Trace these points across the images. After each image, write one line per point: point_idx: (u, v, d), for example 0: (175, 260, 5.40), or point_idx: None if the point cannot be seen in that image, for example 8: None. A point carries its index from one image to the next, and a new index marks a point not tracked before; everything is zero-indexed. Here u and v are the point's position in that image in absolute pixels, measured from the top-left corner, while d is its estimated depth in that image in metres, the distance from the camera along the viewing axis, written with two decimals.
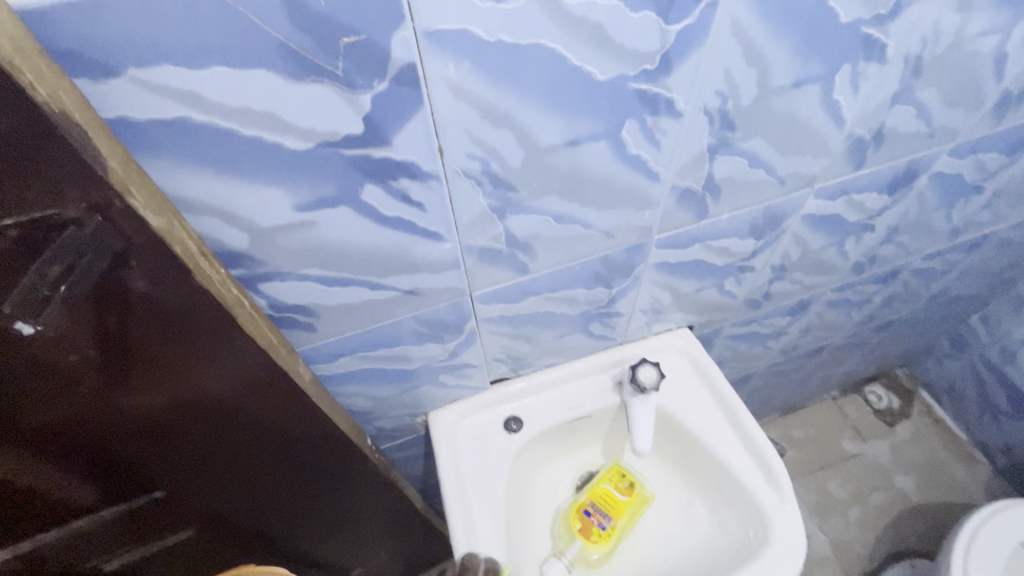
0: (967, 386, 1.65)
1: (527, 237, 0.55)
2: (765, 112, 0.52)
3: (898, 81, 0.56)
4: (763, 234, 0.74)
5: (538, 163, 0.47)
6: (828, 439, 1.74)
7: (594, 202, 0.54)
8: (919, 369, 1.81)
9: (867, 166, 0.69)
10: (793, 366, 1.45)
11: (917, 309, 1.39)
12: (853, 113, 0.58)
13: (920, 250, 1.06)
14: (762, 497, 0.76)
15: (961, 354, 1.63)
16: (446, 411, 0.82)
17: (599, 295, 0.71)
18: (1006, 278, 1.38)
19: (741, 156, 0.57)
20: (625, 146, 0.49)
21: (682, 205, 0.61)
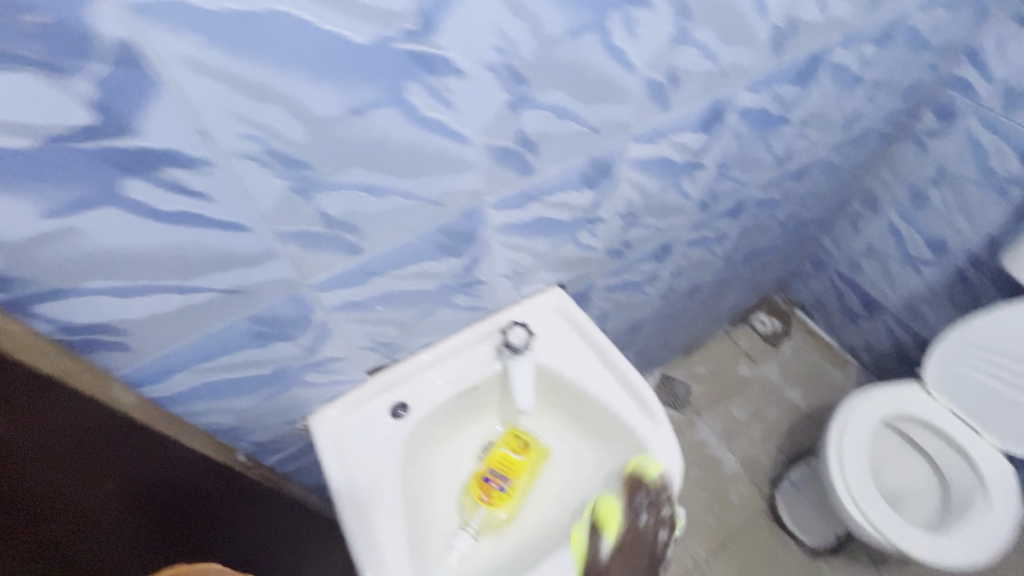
0: (829, 299, 1.86)
1: (347, 216, 0.54)
2: (552, 63, 0.55)
3: (671, 24, 0.62)
4: (597, 182, 0.78)
5: (329, 136, 0.47)
6: (725, 369, 1.90)
7: (408, 171, 0.54)
8: (791, 292, 2.01)
9: (673, 106, 0.75)
10: (678, 308, 1.56)
11: (774, 237, 1.55)
12: (640, 58, 0.63)
13: (759, 179, 1.18)
14: (641, 428, 0.82)
15: (821, 272, 1.83)
16: (328, 411, 0.80)
17: (453, 265, 0.72)
18: (840, 198, 1.56)
19: (545, 109, 0.60)
20: (418, 110, 0.50)
21: (504, 165, 0.63)
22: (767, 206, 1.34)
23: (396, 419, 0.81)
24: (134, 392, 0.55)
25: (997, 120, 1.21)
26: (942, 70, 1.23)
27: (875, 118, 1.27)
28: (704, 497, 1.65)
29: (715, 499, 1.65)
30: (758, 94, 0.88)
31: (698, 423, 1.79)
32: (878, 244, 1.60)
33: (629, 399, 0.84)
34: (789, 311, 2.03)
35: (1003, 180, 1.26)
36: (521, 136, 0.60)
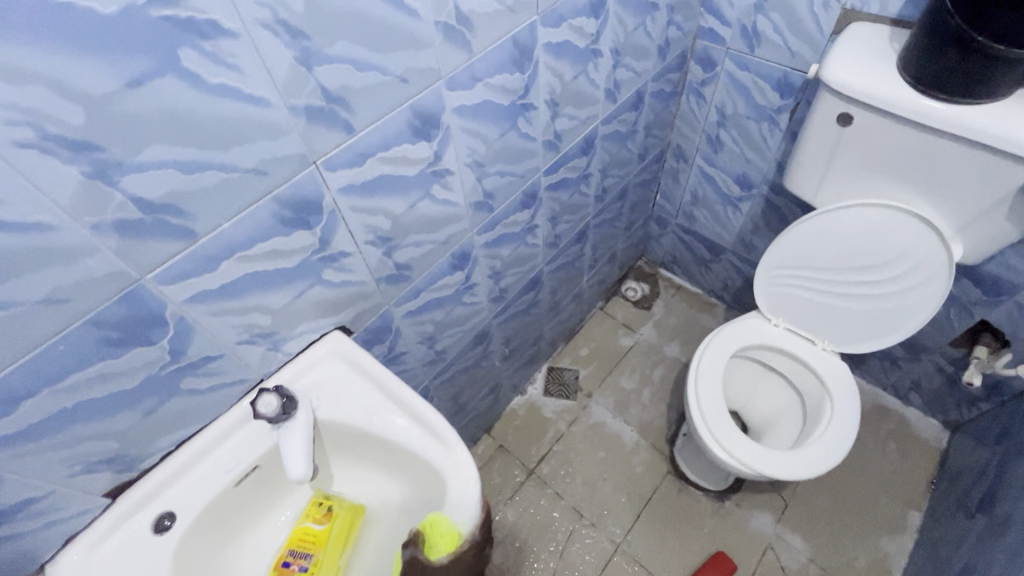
0: (681, 250, 2.08)
1: (166, 197, 0.53)
2: (326, 13, 0.56)
3: None
4: (428, 134, 0.79)
5: (99, 114, 0.45)
6: (608, 345, 2.04)
7: (217, 142, 0.54)
8: (652, 255, 2.22)
9: (479, 48, 0.78)
10: (555, 287, 1.66)
11: (617, 206, 1.70)
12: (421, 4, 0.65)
13: (575, 150, 1.23)
14: (430, 456, 0.75)
15: (666, 229, 2.05)
16: (70, 553, 0.68)
17: (303, 239, 0.70)
18: (659, 158, 1.76)
19: (341, 62, 0.61)
20: (204, 80, 0.50)
21: (316, 126, 0.62)
22: (606, 174, 1.47)
23: (166, 532, 0.70)
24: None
25: (746, 59, 1.38)
26: (697, 24, 1.41)
27: (669, 77, 1.46)
28: (616, 473, 1.74)
29: (624, 474, 1.74)
30: (547, 61, 0.95)
31: (591, 406, 1.88)
32: (700, 192, 1.81)
33: (412, 425, 0.79)
34: (654, 273, 2.24)
35: (770, 112, 1.43)
36: (321, 92, 0.61)
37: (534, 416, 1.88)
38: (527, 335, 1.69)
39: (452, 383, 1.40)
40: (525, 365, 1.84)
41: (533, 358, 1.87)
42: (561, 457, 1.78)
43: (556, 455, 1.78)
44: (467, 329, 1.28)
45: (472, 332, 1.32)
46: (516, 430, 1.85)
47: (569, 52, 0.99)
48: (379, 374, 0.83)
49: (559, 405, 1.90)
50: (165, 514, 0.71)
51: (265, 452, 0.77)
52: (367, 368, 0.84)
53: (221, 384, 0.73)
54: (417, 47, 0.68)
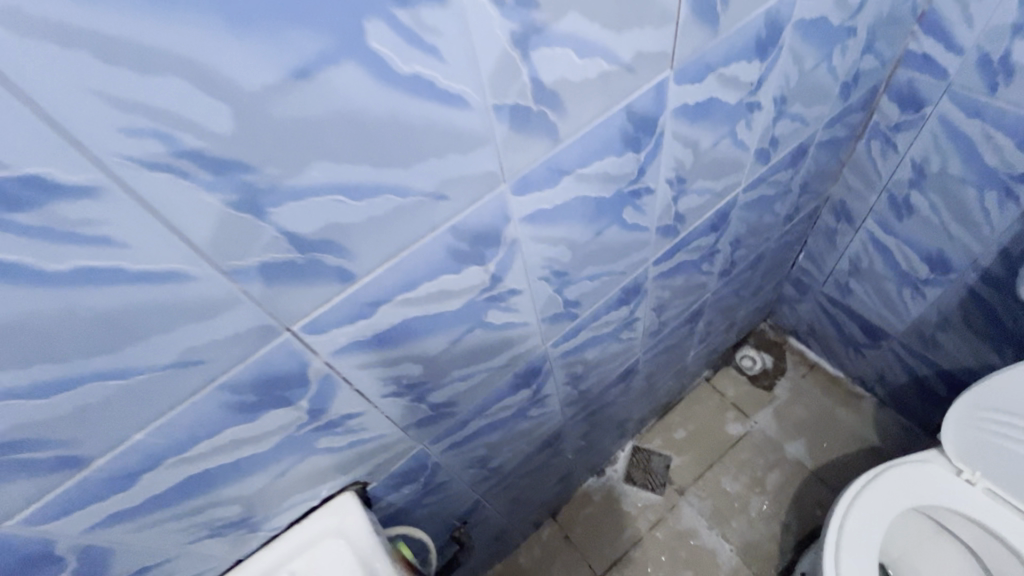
0: (823, 324, 1.63)
1: (9, 436, 0.33)
2: (282, 128, 0.32)
3: (497, 33, 0.37)
4: (483, 256, 0.53)
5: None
6: (711, 429, 1.68)
7: (90, 348, 0.33)
8: (781, 319, 1.79)
9: (568, 135, 0.50)
10: (652, 370, 1.34)
11: (746, 275, 1.32)
12: (473, 86, 0.39)
13: (701, 228, 0.89)
14: None
15: (806, 296, 1.62)
16: None
17: (280, 418, 0.48)
18: (812, 214, 1.34)
19: (321, 195, 0.36)
20: (34, 269, 0.28)
21: (280, 288, 0.39)
22: (738, 246, 1.11)
23: None
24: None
25: (979, 102, 0.94)
26: (904, 48, 0.98)
27: (849, 119, 1.05)
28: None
29: None
30: (677, 130, 0.63)
31: (681, 508, 1.56)
32: (864, 262, 1.36)
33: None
34: (781, 341, 1.80)
35: (1006, 179, 0.98)
36: (287, 241, 0.37)
37: (611, 505, 1.58)
38: (611, 421, 1.39)
39: (512, 487, 1.16)
40: (605, 446, 1.54)
41: (617, 438, 1.57)
42: (637, 566, 1.49)
43: (631, 562, 1.50)
44: (530, 439, 1.02)
45: (538, 438, 1.06)
46: (588, 520, 1.57)
47: (712, 113, 0.67)
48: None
49: (642, 497, 1.59)
50: None
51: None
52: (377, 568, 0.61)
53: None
54: (463, 145, 0.41)
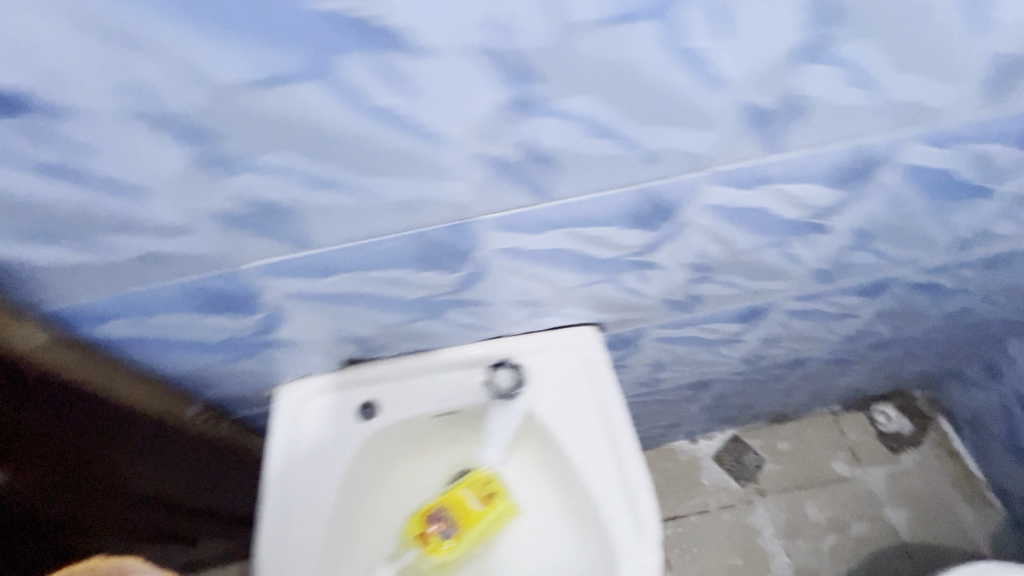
0: (994, 416, 1.46)
1: (411, 145, 0.62)
2: (582, 45, 0.56)
3: (784, 28, 0.58)
4: (677, 188, 0.76)
5: (336, 83, 0.54)
6: (816, 459, 1.62)
7: (428, 156, 0.64)
8: (944, 395, 1.63)
9: (790, 133, 0.71)
10: (774, 366, 1.36)
11: (920, 310, 1.23)
12: (738, 68, 0.61)
13: (872, 227, 0.94)
14: (623, 547, 0.93)
15: (991, 384, 1.45)
16: (292, 388, 1.04)
17: (498, 239, 0.78)
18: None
19: (574, 116, 0.63)
20: (440, 105, 0.59)
21: (527, 142, 0.64)
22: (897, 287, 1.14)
23: (364, 420, 1.04)
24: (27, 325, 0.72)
25: None
26: None
27: None
28: None
29: None
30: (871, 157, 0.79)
31: (755, 506, 1.57)
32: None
33: (598, 501, 0.98)
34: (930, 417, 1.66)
35: None
36: (550, 120, 0.63)
37: (689, 473, 1.64)
38: (717, 395, 1.45)
39: None
40: (711, 423, 1.61)
41: (727, 420, 1.61)
42: (689, 533, 1.55)
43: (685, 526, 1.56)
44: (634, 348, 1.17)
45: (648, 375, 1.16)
46: (664, 474, 1.64)
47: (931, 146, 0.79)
48: (618, 414, 1.02)
49: (723, 481, 1.62)
50: (366, 403, 1.04)
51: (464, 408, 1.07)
52: (608, 402, 1.03)
53: (380, 272, 0.80)
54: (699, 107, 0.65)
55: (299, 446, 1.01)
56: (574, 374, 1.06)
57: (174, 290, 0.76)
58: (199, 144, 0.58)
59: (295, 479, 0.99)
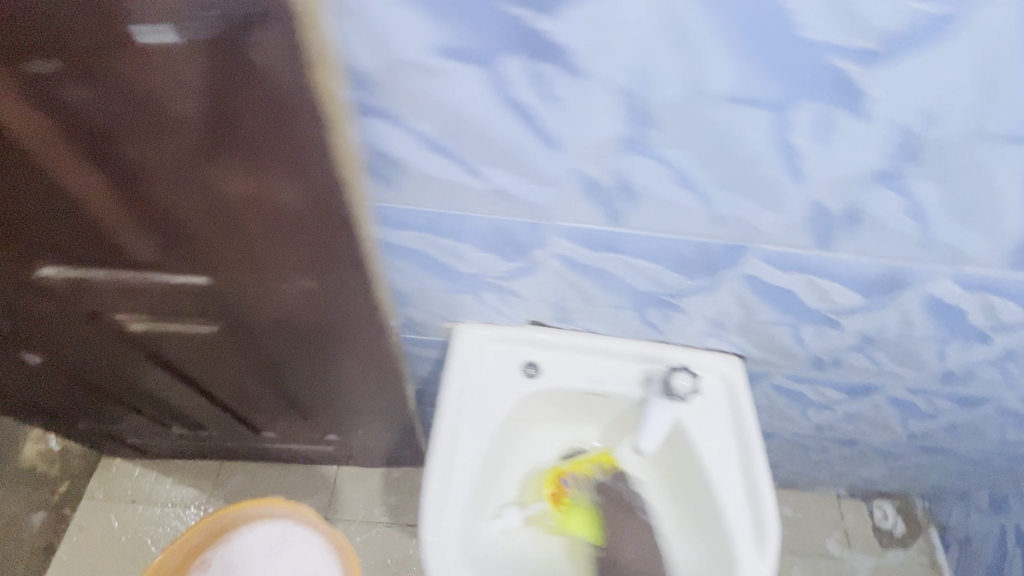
0: (986, 546, 1.44)
1: (429, 249, 0.55)
2: (691, 119, 0.37)
3: (877, 156, 0.39)
4: (698, 325, 0.66)
5: (791, 114, 0.36)
6: (812, 530, 1.58)
7: (513, 273, 0.58)
8: (944, 507, 1.58)
9: (844, 287, 0.56)
10: (819, 443, 1.16)
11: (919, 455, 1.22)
12: (821, 175, 0.41)
13: (923, 389, 0.83)
14: (737, 523, 0.64)
15: (996, 514, 1.41)
16: (469, 328, 0.71)
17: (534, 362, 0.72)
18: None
19: (661, 211, 0.46)
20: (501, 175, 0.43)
21: (572, 272, 0.57)
22: (944, 431, 1.02)
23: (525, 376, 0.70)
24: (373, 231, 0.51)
25: None
26: None
27: None
28: None
29: None
30: (936, 323, 0.62)
31: None
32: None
33: (742, 505, 0.65)
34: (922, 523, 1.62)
35: None
36: (667, 209, 0.46)
37: None
38: None
39: None
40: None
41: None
42: None
43: None
44: None
45: None
46: None
47: (952, 321, 0.62)
48: (752, 448, 0.68)
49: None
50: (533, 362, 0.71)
51: (626, 395, 0.71)
52: (740, 437, 0.69)
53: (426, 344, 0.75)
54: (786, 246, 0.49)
55: (466, 369, 0.69)
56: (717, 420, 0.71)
57: (422, 342, 0.75)
58: (647, 127, 0.38)
59: (467, 384, 0.68)
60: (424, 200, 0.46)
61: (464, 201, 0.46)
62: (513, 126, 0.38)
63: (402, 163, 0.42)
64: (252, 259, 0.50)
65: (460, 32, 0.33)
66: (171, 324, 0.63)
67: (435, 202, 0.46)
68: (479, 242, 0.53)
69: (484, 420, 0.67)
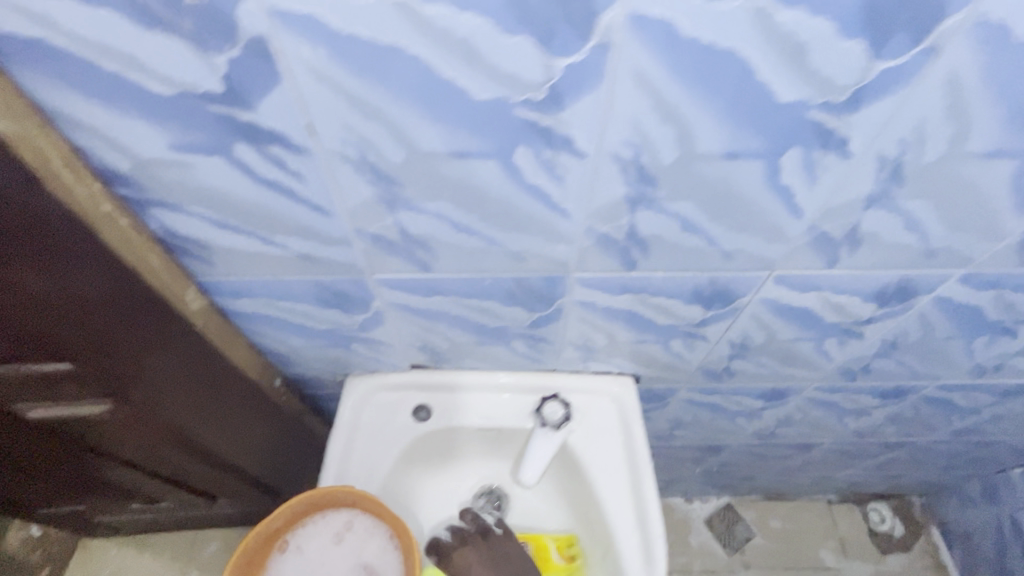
0: (986, 542, 1.36)
1: (274, 311, 0.58)
2: (432, 176, 0.40)
3: (618, 184, 0.41)
4: (569, 350, 0.68)
5: (515, 160, 0.39)
6: (805, 542, 1.49)
7: (365, 324, 0.60)
8: (941, 505, 1.50)
9: (678, 300, 0.57)
10: (773, 450, 1.13)
11: (884, 452, 1.17)
12: (578, 207, 0.44)
13: (833, 386, 0.81)
14: (626, 550, 0.64)
15: (989, 506, 1.34)
16: (360, 379, 0.73)
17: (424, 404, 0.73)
18: (999, 456, 1.18)
19: (457, 254, 0.49)
20: (298, 238, 0.47)
21: (419, 317, 0.60)
22: (887, 424, 1.00)
23: (416, 419, 0.72)
24: (203, 295, 0.53)
25: None
26: None
27: None
28: None
29: None
30: (793, 324, 0.63)
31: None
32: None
33: (634, 531, 0.65)
34: (924, 524, 1.53)
35: None
36: (462, 251, 0.49)
37: (681, 532, 1.51)
38: (700, 473, 1.30)
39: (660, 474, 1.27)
40: (708, 485, 1.43)
41: (724, 486, 1.44)
42: None
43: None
44: None
45: None
46: None
47: (807, 320, 0.62)
48: (643, 473, 0.68)
49: (711, 545, 1.49)
50: (423, 405, 0.72)
51: (518, 428, 0.72)
52: (632, 460, 0.69)
53: (325, 396, 0.77)
54: (593, 271, 0.52)
55: (357, 421, 0.71)
56: (610, 445, 0.71)
57: (320, 395, 0.77)
58: (394, 186, 0.41)
59: (358, 434, 0.70)
60: (245, 266, 0.50)
61: (282, 264, 0.50)
62: (281, 198, 0.42)
63: (210, 238, 0.46)
64: (106, 358, 0.49)
65: (183, 132, 0.36)
66: (63, 412, 0.66)
67: (256, 266, 0.50)
68: (318, 301, 0.56)
69: (374, 468, 0.68)
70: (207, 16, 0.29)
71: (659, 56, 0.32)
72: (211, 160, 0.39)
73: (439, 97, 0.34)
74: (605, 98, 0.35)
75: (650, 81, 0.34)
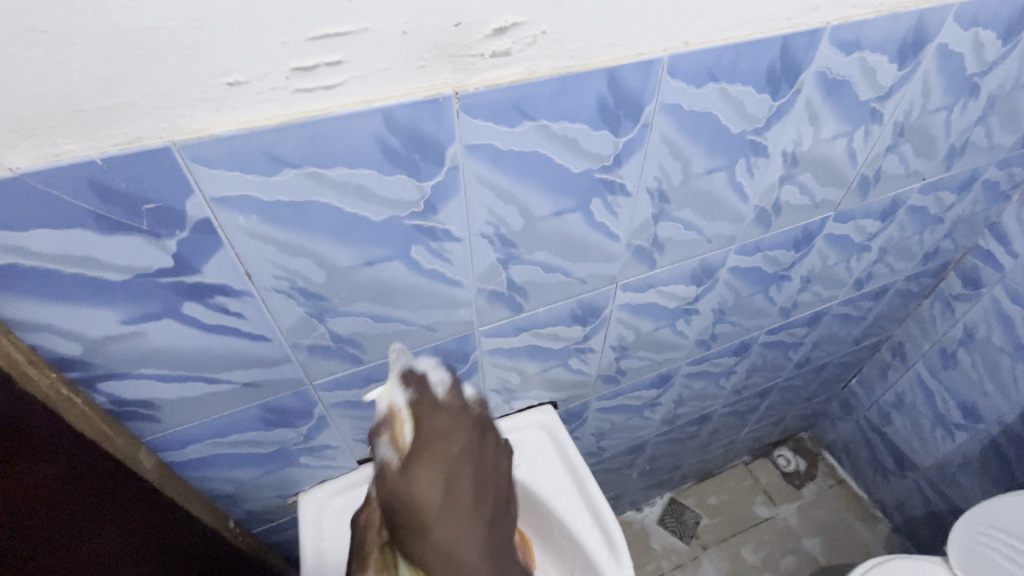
0: (859, 446, 1.66)
1: (220, 449, 0.61)
2: (351, 285, 0.51)
3: (491, 252, 0.56)
4: (493, 395, 0.79)
5: (412, 256, 0.52)
6: (740, 506, 1.69)
7: (311, 432, 0.66)
8: (820, 432, 1.80)
9: (561, 325, 0.73)
10: (683, 431, 1.32)
11: (760, 401, 1.42)
12: (466, 276, 0.57)
13: (699, 357, 1.02)
14: (594, 548, 0.74)
15: (849, 417, 1.65)
16: (315, 493, 0.75)
17: None
18: (834, 374, 1.50)
19: (381, 340, 0.59)
20: (243, 370, 0.54)
21: (359, 411, 0.67)
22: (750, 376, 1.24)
23: None
24: (154, 454, 0.57)
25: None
26: (898, 266, 1.11)
27: (852, 302, 1.16)
28: None
29: None
30: (648, 317, 0.81)
31: (702, 563, 1.57)
32: (979, 331, 1.20)
33: (594, 529, 0.75)
34: (817, 452, 1.82)
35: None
36: (385, 338, 0.59)
37: (641, 542, 1.61)
38: (636, 477, 1.44)
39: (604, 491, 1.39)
40: (649, 487, 1.57)
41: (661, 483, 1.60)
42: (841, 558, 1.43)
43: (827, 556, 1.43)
44: None
45: None
46: None
47: (656, 311, 0.81)
48: (584, 476, 0.79)
49: (670, 541, 1.61)
50: None
51: None
52: (572, 470, 0.80)
53: (280, 524, 0.78)
54: (491, 322, 0.65)
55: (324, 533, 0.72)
56: (551, 465, 0.82)
57: (275, 525, 0.78)
58: (322, 300, 0.51)
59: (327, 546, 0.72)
60: (191, 413, 0.55)
61: (229, 399, 0.56)
62: (224, 339, 0.50)
63: (161, 395, 0.52)
64: None
65: (135, 306, 0.43)
66: None
67: (203, 408, 0.55)
68: (263, 425, 0.61)
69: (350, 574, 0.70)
70: (159, 214, 0.39)
71: (490, 162, 0.48)
72: (164, 324, 0.46)
73: (346, 226, 0.46)
74: (465, 197, 0.49)
75: (489, 179, 0.49)
